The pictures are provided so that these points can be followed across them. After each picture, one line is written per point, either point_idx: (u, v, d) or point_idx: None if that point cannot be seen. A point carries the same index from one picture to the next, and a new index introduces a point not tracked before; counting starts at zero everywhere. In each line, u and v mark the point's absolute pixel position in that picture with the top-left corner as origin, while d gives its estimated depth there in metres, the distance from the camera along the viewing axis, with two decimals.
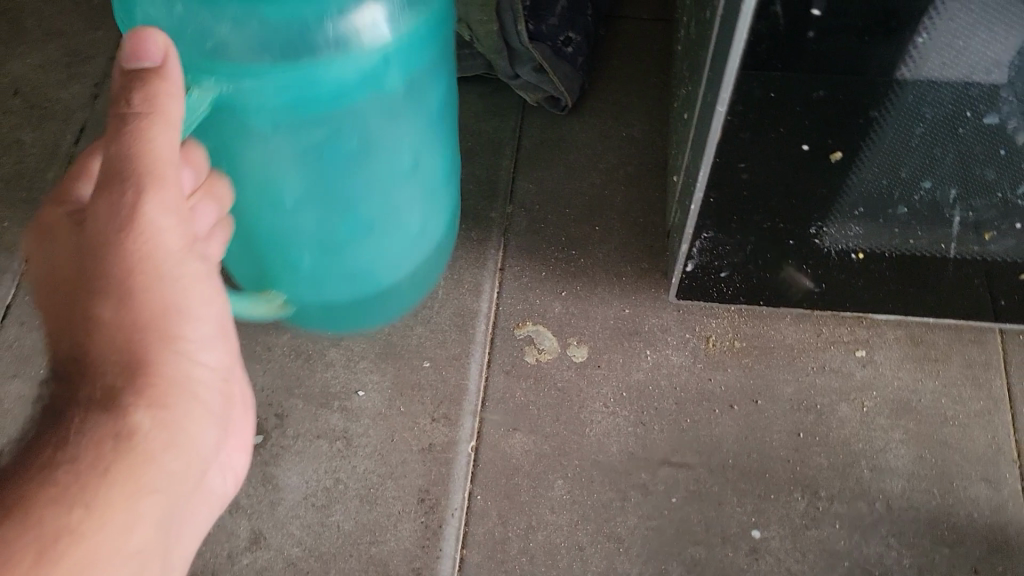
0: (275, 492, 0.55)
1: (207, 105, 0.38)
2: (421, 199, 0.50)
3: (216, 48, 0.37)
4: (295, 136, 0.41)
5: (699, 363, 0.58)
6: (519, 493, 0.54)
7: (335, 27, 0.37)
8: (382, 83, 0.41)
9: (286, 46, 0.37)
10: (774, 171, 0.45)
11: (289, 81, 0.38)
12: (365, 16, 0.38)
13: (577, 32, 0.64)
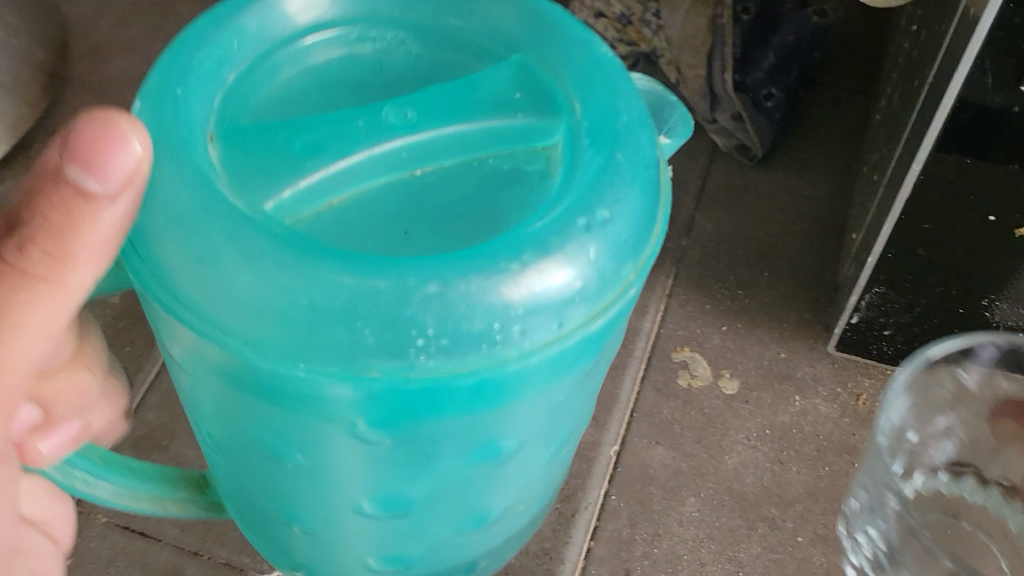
0: None
1: (243, 357, 0.27)
2: (484, 527, 0.38)
3: (237, 312, 0.27)
4: (330, 428, 0.30)
5: (845, 418, 0.60)
6: (651, 501, 0.57)
7: (461, 378, 0.27)
8: (482, 400, 0.29)
9: (340, 338, 0.26)
10: (957, 236, 0.47)
11: (307, 376, 0.27)
12: (494, 342, 0.27)
13: (780, 89, 0.68)
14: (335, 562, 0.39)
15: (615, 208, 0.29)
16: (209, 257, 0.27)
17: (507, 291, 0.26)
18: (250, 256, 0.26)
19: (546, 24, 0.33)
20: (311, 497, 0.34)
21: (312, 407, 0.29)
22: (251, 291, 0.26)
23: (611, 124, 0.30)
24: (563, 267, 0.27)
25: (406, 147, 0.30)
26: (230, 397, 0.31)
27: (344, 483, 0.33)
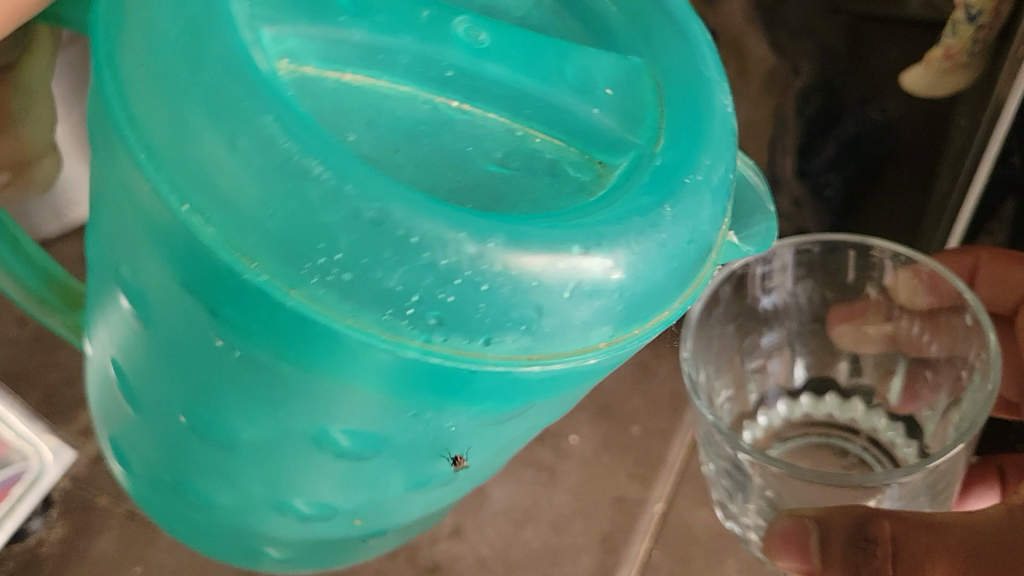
0: (479, 499, 0.63)
1: (209, 234, 0.28)
2: (411, 490, 0.42)
3: (239, 196, 0.27)
4: (296, 360, 0.31)
5: None
6: (692, 561, 0.62)
7: (457, 359, 0.29)
8: (471, 376, 0.31)
9: (348, 280, 0.27)
10: None
11: (294, 305, 0.28)
12: (518, 332, 0.29)
13: (840, 177, 0.71)
14: (236, 490, 0.40)
15: (669, 219, 0.30)
16: (218, 139, 0.27)
17: (563, 281, 0.28)
18: (282, 166, 0.27)
19: (660, 8, 0.36)
20: (251, 414, 0.35)
21: (296, 332, 0.30)
22: (260, 180, 0.27)
23: (699, 142, 0.32)
24: (621, 268, 0.29)
25: (450, 62, 0.33)
26: (186, 274, 0.31)
27: (302, 406, 0.34)
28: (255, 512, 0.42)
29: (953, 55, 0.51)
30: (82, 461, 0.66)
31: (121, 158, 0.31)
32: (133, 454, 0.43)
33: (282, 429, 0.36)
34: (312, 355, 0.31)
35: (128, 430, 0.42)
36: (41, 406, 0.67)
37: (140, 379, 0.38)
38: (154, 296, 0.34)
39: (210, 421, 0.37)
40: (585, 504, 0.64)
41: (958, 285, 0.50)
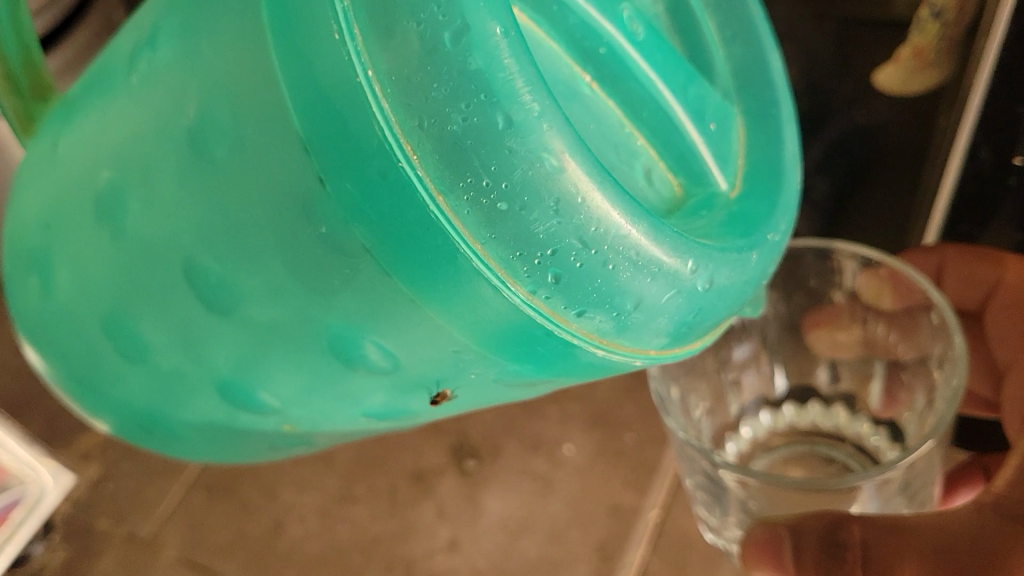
0: (475, 510, 0.65)
1: (374, 104, 0.27)
2: (353, 420, 0.40)
3: (417, 102, 0.27)
4: (381, 259, 0.29)
5: None
6: (689, 565, 0.62)
7: (547, 319, 0.30)
8: (537, 340, 0.31)
9: (502, 210, 0.27)
10: None
11: (434, 215, 0.28)
12: (607, 314, 0.30)
13: (824, 181, 0.72)
14: (187, 353, 0.37)
15: (750, 264, 0.34)
16: (436, 22, 0.26)
17: (674, 285, 0.30)
18: (489, 86, 0.26)
19: (762, 75, 0.42)
20: (275, 280, 0.33)
21: (398, 234, 0.29)
22: (454, 82, 0.26)
23: (778, 203, 0.37)
24: (708, 284, 0.31)
25: (606, 42, 0.42)
26: (298, 117, 0.29)
27: (336, 301, 0.32)
28: (184, 381, 0.39)
29: (922, 53, 0.54)
30: (83, 484, 0.66)
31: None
32: (63, 256, 0.39)
33: (292, 312, 0.33)
34: (410, 266, 0.29)
35: (68, 218, 0.38)
36: (43, 430, 0.68)
37: (142, 206, 0.35)
38: (218, 92, 0.31)
39: (215, 273, 0.34)
40: (579, 514, 0.64)
41: (925, 287, 0.50)
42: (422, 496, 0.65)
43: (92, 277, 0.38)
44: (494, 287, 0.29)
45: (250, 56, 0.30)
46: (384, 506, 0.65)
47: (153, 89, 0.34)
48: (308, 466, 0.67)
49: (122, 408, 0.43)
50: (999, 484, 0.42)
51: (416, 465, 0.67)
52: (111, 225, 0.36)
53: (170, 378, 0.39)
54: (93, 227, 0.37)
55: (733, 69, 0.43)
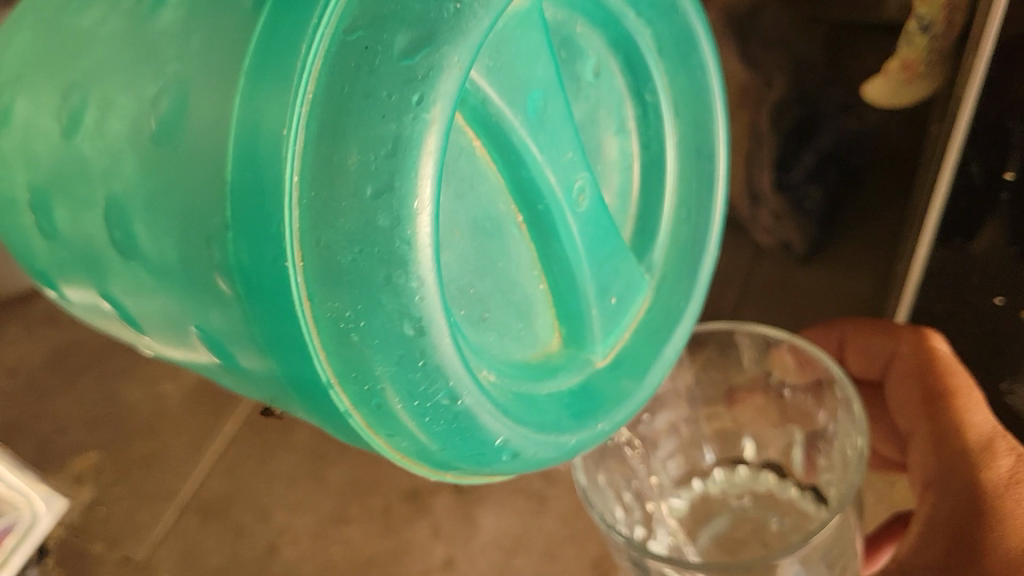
0: (470, 528, 0.64)
1: (286, 205, 0.24)
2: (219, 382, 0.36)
3: (321, 237, 0.24)
4: (243, 313, 0.26)
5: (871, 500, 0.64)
6: None
7: (361, 430, 0.27)
8: (349, 437, 0.28)
9: (354, 340, 0.25)
10: (974, 317, 0.54)
11: (297, 315, 0.25)
12: (414, 445, 0.28)
13: (821, 190, 0.71)
14: (92, 275, 0.33)
15: (573, 449, 0.33)
16: (367, 166, 0.23)
17: (480, 452, 0.28)
18: (387, 243, 0.24)
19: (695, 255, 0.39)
20: (161, 258, 0.28)
21: (259, 303, 0.25)
22: (357, 223, 0.23)
23: (623, 396, 0.36)
24: (512, 458, 0.29)
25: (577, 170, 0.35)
26: (228, 162, 0.25)
27: (204, 311, 0.28)
28: (77, 276, 0.34)
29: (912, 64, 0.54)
30: (74, 510, 0.66)
31: (276, 43, 0.24)
32: (20, 110, 0.33)
33: (171, 298, 0.29)
34: (266, 342, 0.26)
35: (44, 77, 0.32)
36: (34, 456, 0.68)
37: (97, 120, 0.30)
38: (182, 77, 0.27)
39: (131, 235, 0.29)
40: (573, 529, 0.63)
41: (825, 361, 0.44)
42: (416, 514, 0.65)
43: (41, 167, 0.32)
44: (324, 386, 0.26)
45: (221, 92, 0.25)
46: (377, 526, 0.65)
47: (135, 40, 0.29)
48: (303, 487, 0.67)
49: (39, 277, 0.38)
50: (904, 554, 0.43)
51: (410, 483, 0.67)
52: (70, 129, 0.31)
53: (87, 299, 0.35)
54: (51, 117, 0.32)
55: (670, 248, 0.39)
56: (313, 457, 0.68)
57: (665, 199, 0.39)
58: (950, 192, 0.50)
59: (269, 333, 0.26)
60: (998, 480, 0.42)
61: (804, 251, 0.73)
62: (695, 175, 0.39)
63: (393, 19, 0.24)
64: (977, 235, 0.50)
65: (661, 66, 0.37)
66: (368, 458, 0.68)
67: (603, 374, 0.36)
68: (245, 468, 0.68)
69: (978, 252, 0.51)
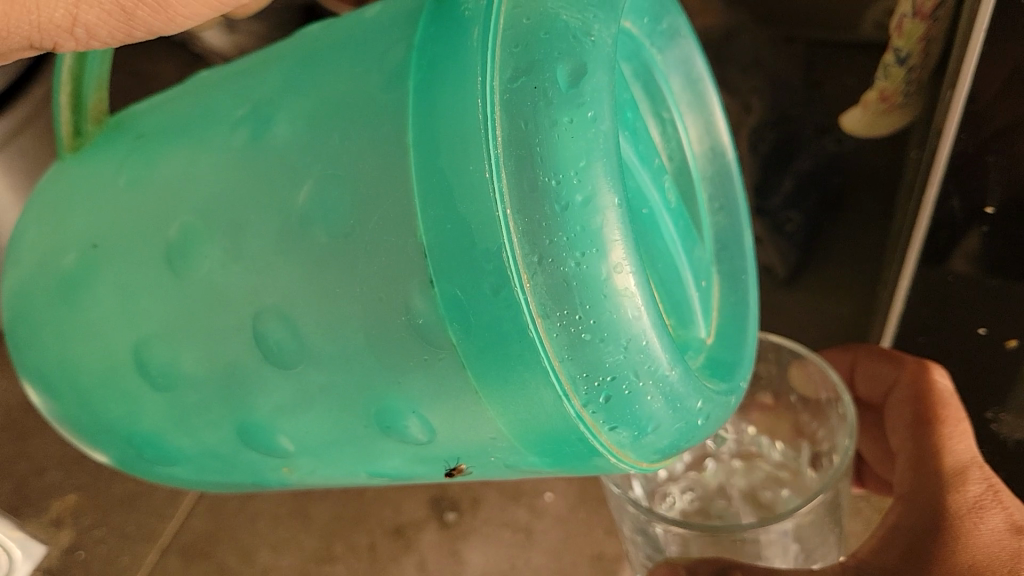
0: (457, 565, 0.64)
1: (505, 235, 0.29)
2: (350, 474, 0.39)
3: (538, 241, 0.28)
4: (472, 366, 0.30)
5: (857, 528, 0.64)
6: None
7: (588, 429, 0.32)
8: (570, 450, 0.33)
9: (585, 339, 0.29)
10: (957, 350, 0.54)
11: (531, 335, 0.29)
12: (630, 432, 0.32)
13: (801, 213, 0.71)
14: (231, 397, 0.36)
15: (728, 406, 0.38)
16: (572, 181, 0.28)
17: (687, 420, 0.34)
18: (602, 241, 0.29)
19: (740, 243, 0.48)
20: (341, 349, 0.33)
21: (484, 338, 0.30)
22: (575, 230, 0.28)
23: (744, 357, 0.43)
24: (705, 421, 0.35)
25: (649, 208, 0.42)
26: (421, 222, 0.29)
27: (400, 377, 0.32)
28: (205, 413, 0.37)
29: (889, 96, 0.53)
30: (52, 554, 0.60)
31: (436, 113, 0.30)
32: (115, 270, 0.37)
33: (344, 380, 0.33)
34: (485, 370, 0.30)
35: (130, 215, 0.37)
36: (9, 499, 0.60)
37: (222, 256, 0.34)
38: (329, 177, 0.32)
39: (273, 336, 0.33)
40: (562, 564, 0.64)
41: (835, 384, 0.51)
42: (403, 550, 0.64)
43: (134, 287, 0.37)
44: (558, 396, 0.30)
45: (378, 158, 0.31)
46: (364, 564, 0.64)
47: (253, 162, 0.34)
48: (287, 526, 0.66)
49: (120, 434, 0.40)
50: (861, 553, 0.44)
51: (395, 519, 0.66)
52: (178, 261, 0.35)
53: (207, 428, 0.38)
54: (144, 238, 0.37)
55: (716, 235, 0.48)
56: (298, 495, 0.67)
57: (700, 195, 0.49)
58: (932, 225, 0.50)
59: (497, 356, 0.30)
60: (963, 502, 0.43)
61: (787, 273, 0.73)
62: (715, 171, 0.49)
63: (548, 59, 0.29)
64: (958, 266, 0.50)
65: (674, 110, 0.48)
66: (353, 493, 0.67)
67: (716, 346, 0.44)
68: (229, 506, 0.66)
69: (958, 282, 0.51)
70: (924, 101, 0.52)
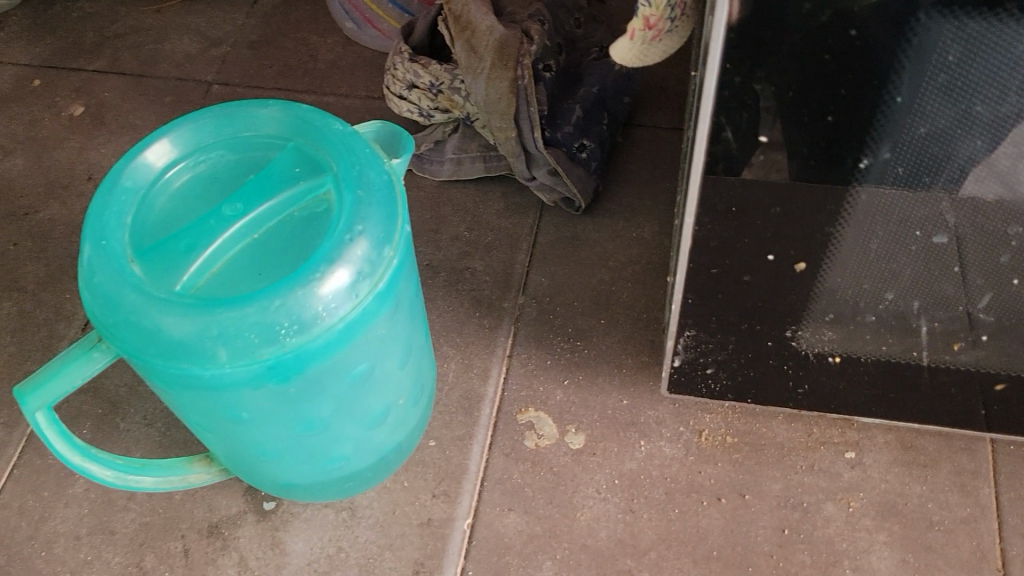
0: (280, 556, 0.58)
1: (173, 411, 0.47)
2: (366, 415, 0.50)
3: (186, 362, 0.41)
4: (223, 442, 0.48)
5: (690, 455, 0.60)
6: (509, 571, 0.56)
7: (276, 354, 0.42)
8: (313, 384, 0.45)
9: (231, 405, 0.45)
10: (737, 291, 0.50)
11: (222, 443, 0.48)
12: (292, 327, 0.41)
13: (591, 138, 0.69)
14: (243, 440, 0.48)
15: (346, 240, 0.43)
16: (142, 341, 0.41)
17: (306, 285, 0.41)
18: (180, 346, 0.41)
19: (320, 128, 0.47)
20: (210, 417, 0.45)
21: (213, 442, 0.49)
22: (157, 352, 0.41)
23: (363, 194, 0.44)
24: (323, 276, 0.42)
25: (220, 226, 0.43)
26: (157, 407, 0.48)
27: (245, 442, 0.48)
28: (241, 447, 0.48)
29: (637, 36, 0.45)
30: None
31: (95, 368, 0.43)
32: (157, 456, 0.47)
33: (232, 425, 0.46)
34: (232, 445, 0.48)
35: None
36: None
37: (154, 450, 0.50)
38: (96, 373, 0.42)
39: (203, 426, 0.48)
40: (390, 539, 0.58)
41: None
42: (218, 550, 0.58)
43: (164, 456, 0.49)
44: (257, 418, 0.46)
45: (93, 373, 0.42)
46: (178, 572, 0.57)
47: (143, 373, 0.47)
48: (89, 547, 0.58)
49: (260, 481, 0.53)
50: None
51: (209, 518, 0.59)
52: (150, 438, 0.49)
53: (232, 465, 0.51)
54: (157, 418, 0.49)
55: (284, 124, 0.47)
56: (101, 509, 0.60)
57: (287, 136, 0.47)
58: (762, 90, 0.38)
59: (219, 423, 0.46)
60: None
61: (585, 203, 0.69)
62: (272, 117, 0.47)
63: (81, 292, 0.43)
64: (798, 120, 0.39)
65: (217, 147, 0.47)
66: (159, 497, 0.60)
67: (344, 194, 0.44)
68: (21, 534, 0.59)
69: (793, 147, 0.40)
70: (668, 44, 0.46)
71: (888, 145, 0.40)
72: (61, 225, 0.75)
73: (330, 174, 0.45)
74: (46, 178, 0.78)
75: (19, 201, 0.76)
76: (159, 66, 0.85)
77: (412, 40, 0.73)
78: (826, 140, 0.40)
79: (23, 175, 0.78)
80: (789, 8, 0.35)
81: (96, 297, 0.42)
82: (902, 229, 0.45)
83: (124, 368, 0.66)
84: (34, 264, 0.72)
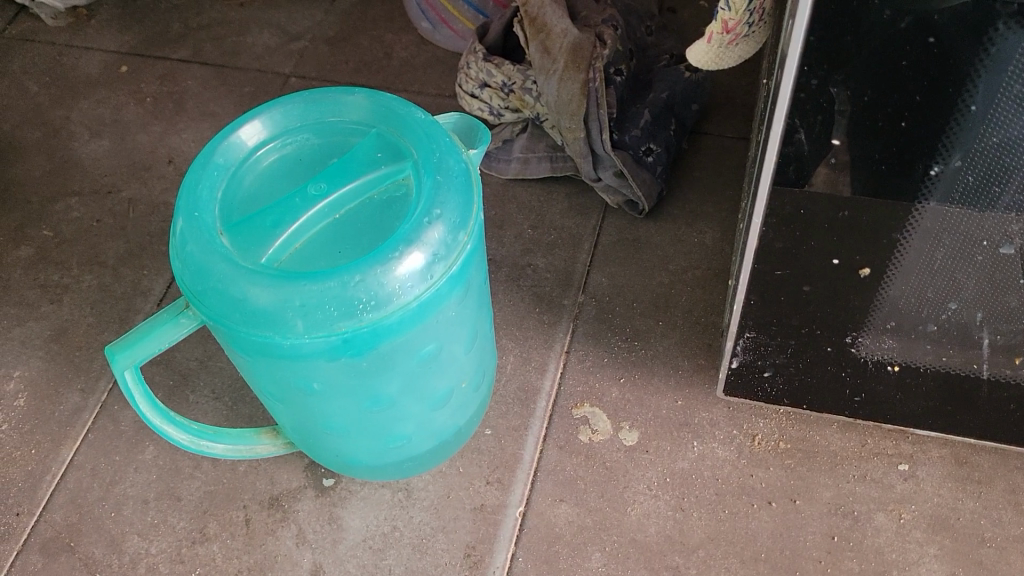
0: (338, 531, 0.60)
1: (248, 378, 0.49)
2: (430, 394, 0.51)
3: (268, 331, 0.43)
4: (293, 411, 0.50)
5: (742, 459, 0.61)
6: (558, 559, 0.57)
7: (351, 329, 0.43)
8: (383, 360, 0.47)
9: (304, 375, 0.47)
10: (799, 295, 0.50)
11: (292, 412, 0.50)
12: (368, 304, 0.43)
13: (658, 143, 0.70)
14: (312, 410, 0.50)
15: (423, 223, 0.44)
16: (226, 308, 0.43)
17: (384, 264, 0.43)
18: (262, 316, 0.43)
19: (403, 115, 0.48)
20: (285, 386, 0.48)
21: (284, 410, 0.51)
22: (240, 321, 0.43)
23: (441, 179, 0.46)
24: (400, 256, 0.43)
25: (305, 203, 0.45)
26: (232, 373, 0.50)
27: (313, 412, 0.50)
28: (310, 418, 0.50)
29: (712, 39, 0.47)
30: None
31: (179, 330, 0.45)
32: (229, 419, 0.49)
33: (304, 395, 0.48)
34: (301, 414, 0.50)
35: None
36: None
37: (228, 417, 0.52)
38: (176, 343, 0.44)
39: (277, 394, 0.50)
40: (442, 522, 0.59)
41: None
42: (278, 521, 0.60)
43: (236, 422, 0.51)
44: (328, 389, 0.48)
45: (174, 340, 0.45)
46: (239, 540, 0.59)
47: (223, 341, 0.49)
48: (156, 511, 0.61)
49: (322, 453, 0.55)
50: None
51: (270, 490, 0.62)
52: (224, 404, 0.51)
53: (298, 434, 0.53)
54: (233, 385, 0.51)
55: (368, 111, 0.49)
56: (169, 475, 0.62)
57: (370, 122, 0.49)
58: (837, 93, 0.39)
59: (291, 393, 0.48)
60: None
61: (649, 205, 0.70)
62: (357, 104, 0.49)
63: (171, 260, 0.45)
64: (870, 124, 0.40)
65: (304, 130, 0.49)
66: (224, 468, 0.62)
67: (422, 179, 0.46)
68: (93, 494, 0.62)
69: (865, 152, 0.41)
70: (743, 48, 0.47)
71: (960, 154, 0.41)
72: (140, 205, 0.78)
73: (410, 160, 0.47)
74: (129, 160, 0.81)
75: (103, 180, 0.80)
76: (239, 58, 0.88)
77: (486, 40, 0.75)
78: (898, 146, 0.41)
79: (108, 155, 0.82)
80: (871, 15, 0.36)
81: (187, 265, 0.44)
82: (969, 239, 0.45)
83: (196, 344, 0.68)
84: (115, 241, 0.75)
